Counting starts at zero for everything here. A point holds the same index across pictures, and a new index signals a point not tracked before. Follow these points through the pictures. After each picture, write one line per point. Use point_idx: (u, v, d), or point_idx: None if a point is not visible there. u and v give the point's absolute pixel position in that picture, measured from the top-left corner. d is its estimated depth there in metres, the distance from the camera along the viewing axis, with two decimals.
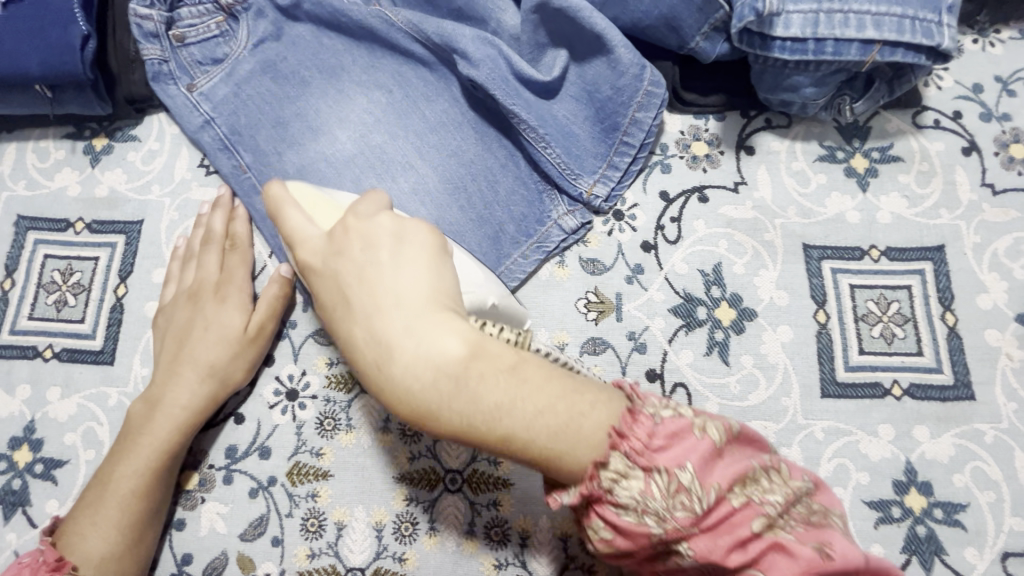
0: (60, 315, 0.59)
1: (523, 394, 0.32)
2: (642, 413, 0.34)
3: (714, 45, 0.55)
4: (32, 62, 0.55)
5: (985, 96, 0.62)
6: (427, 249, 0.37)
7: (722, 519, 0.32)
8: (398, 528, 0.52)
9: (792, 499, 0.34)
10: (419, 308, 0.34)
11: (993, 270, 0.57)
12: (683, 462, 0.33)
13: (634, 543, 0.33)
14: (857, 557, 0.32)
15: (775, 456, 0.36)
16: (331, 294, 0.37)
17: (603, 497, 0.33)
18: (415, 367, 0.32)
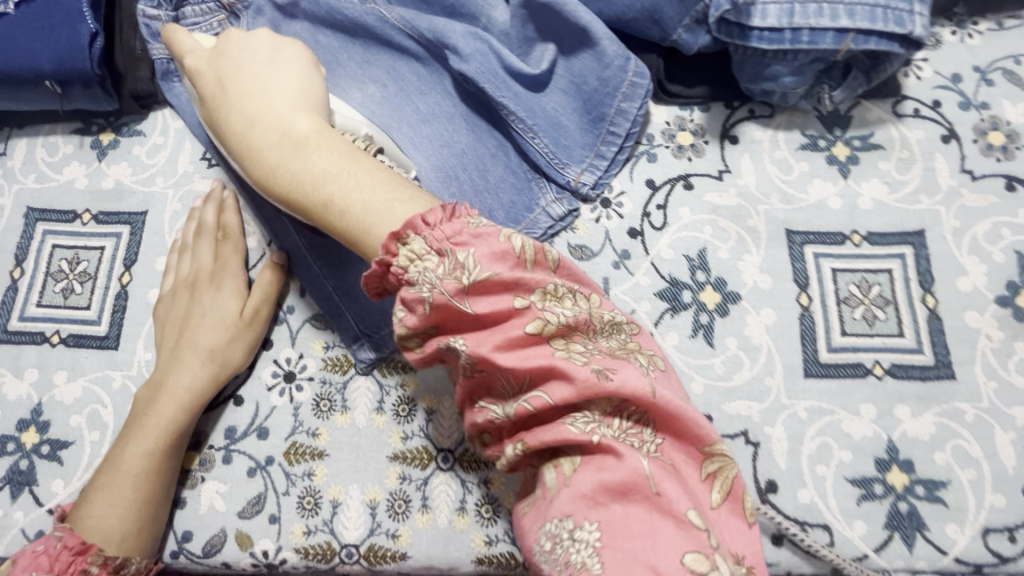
0: (67, 302, 0.61)
1: (343, 170, 0.42)
2: (455, 215, 0.38)
3: (696, 36, 0.57)
4: (43, 58, 0.58)
5: (964, 86, 0.63)
6: (296, 57, 0.51)
7: (503, 315, 0.36)
8: (391, 505, 0.54)
9: (585, 323, 0.37)
10: (284, 100, 0.48)
11: (972, 254, 0.58)
12: (473, 253, 0.36)
13: (429, 327, 0.37)
14: (642, 389, 0.35)
15: (586, 288, 0.39)
16: (211, 86, 0.51)
17: (400, 276, 0.38)
18: (263, 130, 0.46)
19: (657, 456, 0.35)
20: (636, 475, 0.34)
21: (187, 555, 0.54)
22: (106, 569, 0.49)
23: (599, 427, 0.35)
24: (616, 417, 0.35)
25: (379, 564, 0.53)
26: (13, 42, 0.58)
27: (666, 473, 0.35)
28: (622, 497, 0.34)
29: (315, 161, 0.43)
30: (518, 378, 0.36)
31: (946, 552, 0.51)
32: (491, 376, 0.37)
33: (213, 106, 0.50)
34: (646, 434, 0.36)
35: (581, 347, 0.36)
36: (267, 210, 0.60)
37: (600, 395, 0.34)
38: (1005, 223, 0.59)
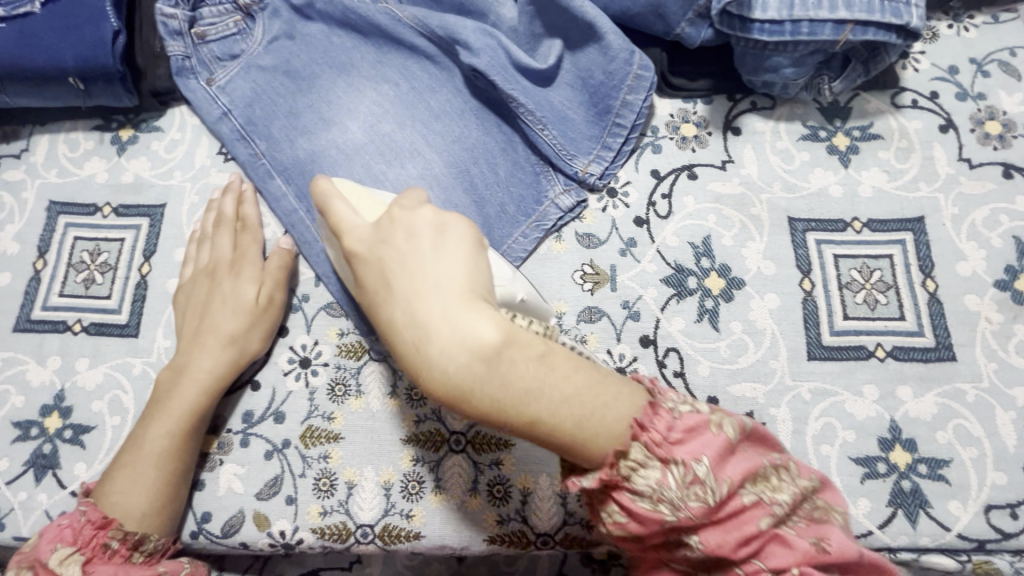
0: (88, 291, 0.63)
1: (554, 384, 0.33)
2: (666, 411, 0.36)
3: (698, 30, 0.59)
4: (66, 56, 0.60)
5: (961, 77, 0.65)
6: (466, 241, 0.36)
7: (734, 514, 0.35)
8: (405, 487, 0.55)
9: (797, 498, 0.36)
10: (455, 298, 0.33)
11: (971, 239, 0.59)
12: (699, 457, 0.35)
13: (649, 529, 0.36)
14: (850, 551, 0.35)
15: (786, 456, 0.39)
16: (373, 280, 0.37)
17: (620, 482, 0.35)
18: (450, 351, 0.32)
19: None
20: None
21: (206, 535, 0.55)
22: (125, 545, 0.51)
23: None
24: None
25: (394, 543, 0.54)
26: (37, 40, 0.60)
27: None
28: None
29: (521, 384, 0.33)
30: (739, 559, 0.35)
31: (949, 529, 0.52)
32: (710, 561, 0.36)
33: (378, 302, 0.36)
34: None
35: (790, 520, 0.36)
36: (284, 203, 0.62)
37: (822, 566, 0.35)
38: (1002, 209, 0.60)
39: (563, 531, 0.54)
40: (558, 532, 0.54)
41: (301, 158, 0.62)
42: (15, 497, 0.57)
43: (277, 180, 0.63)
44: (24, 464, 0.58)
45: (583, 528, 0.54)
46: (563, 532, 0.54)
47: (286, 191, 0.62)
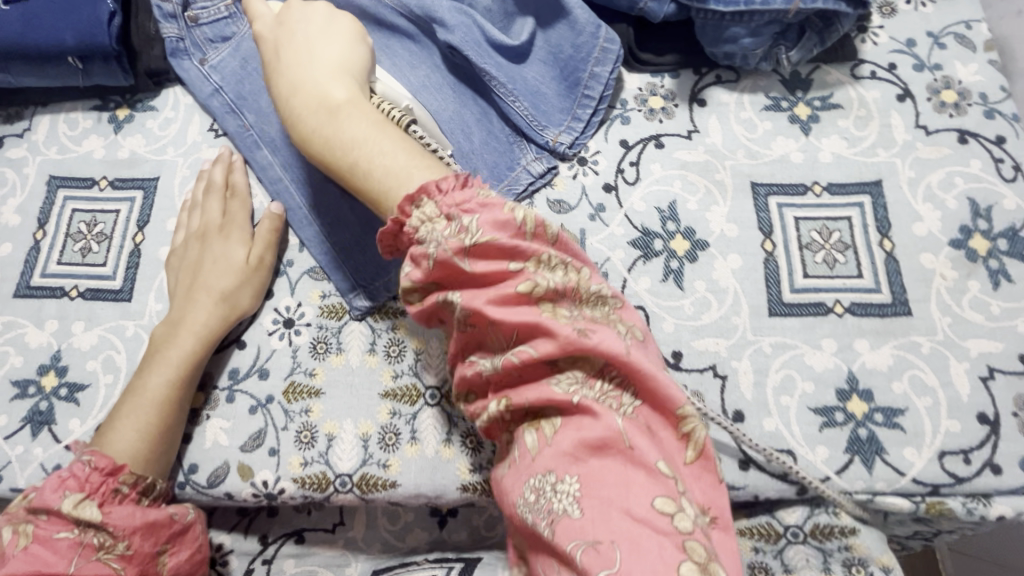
0: (85, 259, 0.66)
1: (368, 139, 0.47)
2: (468, 185, 0.43)
3: (661, 4, 0.62)
4: (66, 36, 0.64)
5: (918, 49, 0.67)
6: (344, 36, 0.54)
7: (501, 277, 0.40)
8: (383, 438, 0.57)
9: (573, 289, 0.41)
10: (324, 68, 0.51)
11: (928, 201, 0.62)
12: (475, 217, 0.41)
13: (430, 283, 0.42)
14: (617, 348, 0.39)
15: (581, 263, 0.43)
16: (269, 52, 0.54)
17: (412, 236, 0.43)
18: (305, 99, 0.49)
19: (632, 416, 0.39)
20: (609, 429, 0.38)
21: (193, 485, 0.58)
22: (135, 490, 0.53)
23: (578, 383, 0.39)
24: (599, 380, 0.40)
25: (371, 492, 0.56)
26: (40, 21, 0.64)
27: (640, 431, 0.39)
28: (599, 451, 0.38)
29: (352, 130, 0.47)
30: (506, 333, 0.40)
31: (904, 474, 0.54)
32: (479, 325, 0.41)
33: (268, 68, 0.53)
34: (624, 397, 0.39)
35: (567, 312, 0.40)
36: (270, 171, 0.66)
37: (587, 351, 0.38)
38: (958, 173, 0.62)
39: None
40: None
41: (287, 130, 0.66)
42: (13, 451, 0.60)
43: (264, 151, 0.66)
44: (22, 420, 0.60)
45: None
46: None
47: (273, 162, 0.66)
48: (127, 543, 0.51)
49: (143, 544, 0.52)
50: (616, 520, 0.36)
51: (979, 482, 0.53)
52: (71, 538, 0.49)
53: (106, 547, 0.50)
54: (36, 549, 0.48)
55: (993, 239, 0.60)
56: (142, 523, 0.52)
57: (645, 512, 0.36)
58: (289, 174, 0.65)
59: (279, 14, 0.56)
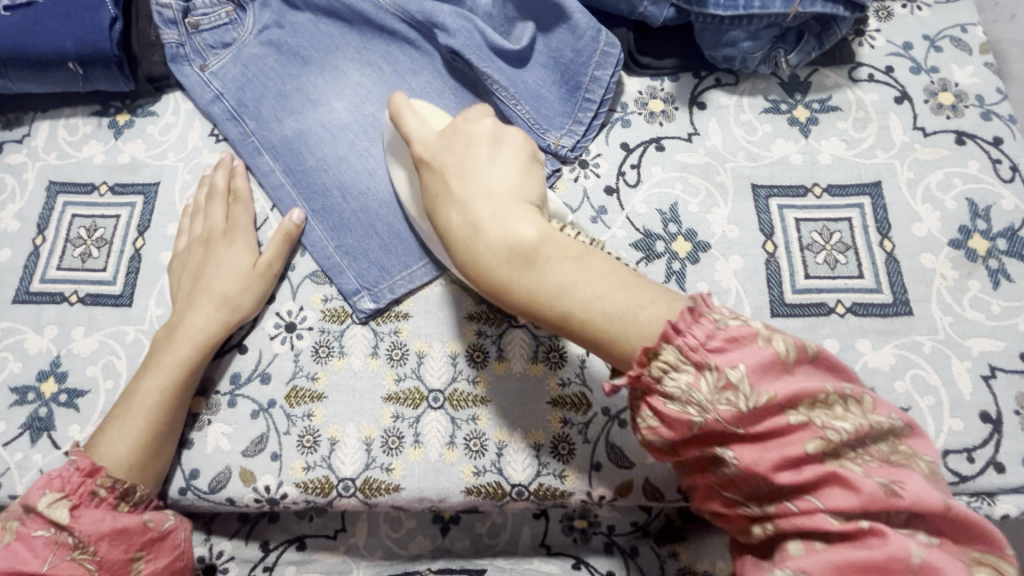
0: (85, 265, 0.65)
1: (580, 279, 0.39)
2: (706, 317, 0.37)
3: (660, 9, 0.62)
4: (67, 42, 0.64)
5: (915, 52, 0.68)
6: (517, 154, 0.45)
7: (774, 430, 0.35)
8: (386, 442, 0.57)
9: (867, 432, 0.35)
10: (504, 200, 0.42)
11: (926, 201, 0.62)
12: (738, 363, 0.35)
13: (680, 438, 0.38)
14: (930, 498, 0.33)
15: (859, 389, 0.37)
16: (434, 180, 0.46)
17: (650, 383, 0.37)
18: (494, 244, 0.40)
19: (937, 553, 0.33)
20: (894, 553, 0.33)
21: (194, 491, 0.57)
22: (113, 494, 0.53)
23: (864, 522, 0.34)
24: (896, 525, 0.34)
25: (375, 496, 0.56)
26: (40, 27, 0.64)
27: (952, 568, 0.33)
28: (873, 574, 0.33)
29: (557, 277, 0.39)
30: (782, 486, 0.36)
31: None
32: (750, 479, 0.37)
33: (435, 199, 0.45)
34: (920, 534, 0.34)
35: (854, 454, 0.35)
36: (273, 177, 0.66)
37: (892, 509, 0.33)
38: (956, 173, 0.63)
39: (536, 483, 0.56)
40: (531, 484, 0.56)
41: (289, 137, 0.66)
42: (12, 457, 0.59)
43: (265, 156, 0.66)
44: (20, 427, 0.60)
45: (556, 479, 0.56)
46: (536, 483, 0.56)
47: (274, 168, 0.66)
48: (96, 548, 0.50)
49: (113, 551, 0.51)
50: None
51: (983, 480, 0.54)
52: (47, 537, 0.50)
53: (80, 547, 0.50)
54: (17, 545, 0.49)
55: (992, 239, 0.60)
56: (111, 529, 0.51)
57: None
58: (290, 180, 0.65)
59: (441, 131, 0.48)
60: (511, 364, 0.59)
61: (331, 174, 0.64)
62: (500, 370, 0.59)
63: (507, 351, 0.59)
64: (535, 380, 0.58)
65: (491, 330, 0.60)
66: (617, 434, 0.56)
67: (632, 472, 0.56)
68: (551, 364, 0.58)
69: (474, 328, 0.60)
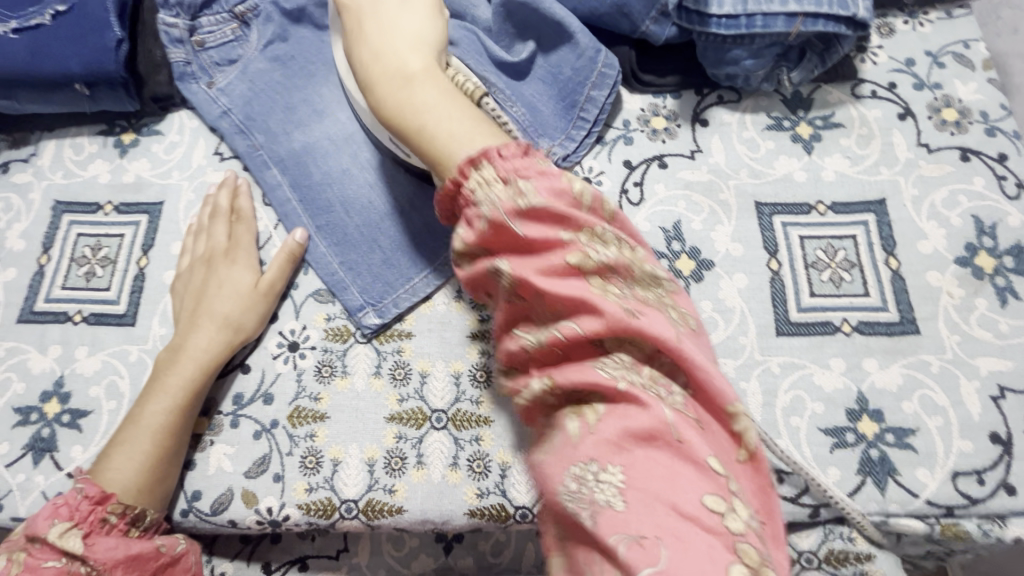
0: (89, 284, 0.66)
1: (442, 109, 0.42)
2: (529, 155, 0.38)
3: (662, 28, 0.62)
4: (73, 63, 0.64)
5: (917, 68, 0.68)
6: (427, 10, 0.49)
7: (550, 246, 0.36)
8: (389, 463, 0.57)
9: (627, 268, 0.37)
10: (405, 39, 0.46)
11: (932, 219, 0.62)
12: (535, 188, 0.37)
13: (479, 246, 0.38)
14: (671, 336, 0.35)
15: (635, 243, 0.39)
16: (350, 22, 0.49)
17: (467, 197, 0.38)
18: (384, 67, 0.45)
19: (685, 407, 0.35)
20: (655, 421, 0.34)
21: (196, 513, 0.57)
22: (123, 520, 0.53)
23: (627, 371, 0.35)
24: (648, 368, 0.36)
25: (378, 518, 0.56)
26: (46, 49, 0.64)
27: (690, 425, 0.34)
28: (646, 442, 0.34)
29: (421, 99, 0.43)
30: (551, 306, 0.36)
31: (917, 496, 0.53)
32: (526, 296, 0.37)
33: (349, 38, 0.48)
34: (675, 388, 0.36)
35: (619, 290, 0.36)
36: (279, 193, 0.66)
37: (632, 335, 0.35)
38: (961, 191, 0.63)
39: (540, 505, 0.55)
40: (535, 506, 0.55)
41: (297, 150, 0.66)
42: (14, 479, 0.59)
43: (274, 170, 0.67)
44: (23, 448, 0.60)
45: None
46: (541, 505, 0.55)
47: (282, 182, 0.66)
48: None
49: None
50: (660, 514, 0.32)
51: (994, 503, 0.53)
52: (58, 567, 0.50)
53: None
54: None
55: (998, 257, 0.60)
56: (125, 556, 0.52)
57: (696, 511, 0.32)
58: (296, 196, 0.65)
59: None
60: None
61: (335, 188, 0.65)
62: (503, 390, 0.58)
63: None
64: None
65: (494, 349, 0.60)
66: None
67: None
68: None
69: (477, 347, 0.60)
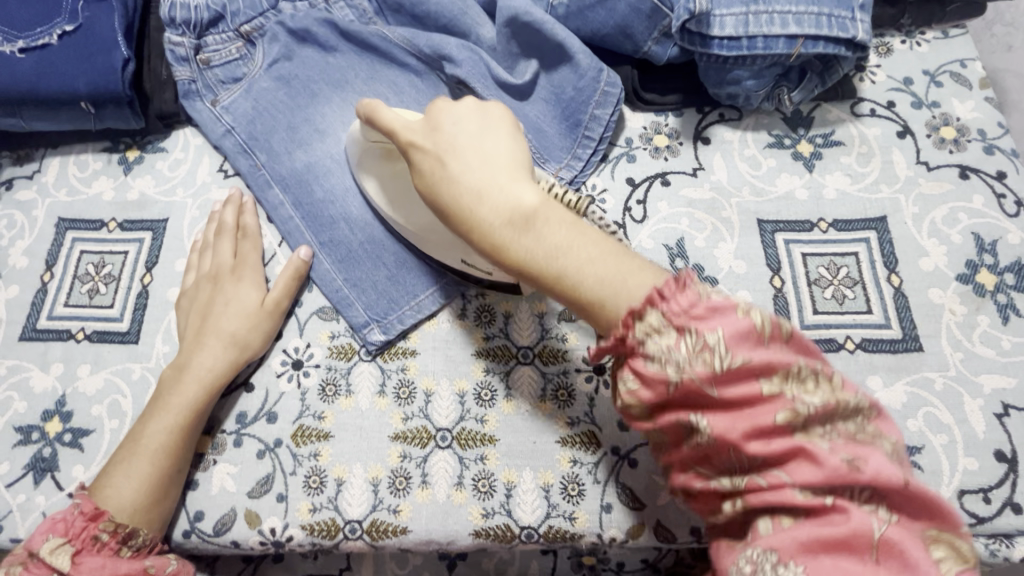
0: (92, 301, 0.65)
1: (576, 247, 0.40)
2: (690, 285, 0.37)
3: (664, 48, 0.63)
4: (79, 83, 0.64)
5: (915, 87, 0.69)
6: (505, 124, 0.46)
7: (746, 400, 0.35)
8: (393, 482, 0.56)
9: (835, 408, 0.35)
10: (502, 166, 0.43)
11: (933, 236, 0.62)
12: (717, 330, 0.35)
13: (658, 401, 0.38)
14: (892, 476, 0.34)
15: (829, 367, 0.37)
16: (429, 163, 0.46)
17: (633, 347, 0.38)
18: (498, 209, 0.42)
19: (897, 527, 0.34)
20: (859, 529, 0.33)
21: (198, 533, 0.57)
22: (115, 538, 0.52)
23: (825, 495, 0.34)
24: (847, 495, 0.34)
25: (382, 539, 0.55)
26: (53, 69, 0.64)
27: (903, 534, 0.34)
28: (833, 549, 0.34)
29: (554, 241, 0.40)
30: (751, 458, 0.36)
31: None
32: (719, 448, 0.37)
33: (432, 183, 0.45)
34: (881, 512, 0.34)
35: (822, 431, 0.35)
36: (282, 211, 0.66)
37: (846, 484, 0.34)
38: (961, 208, 0.63)
39: (546, 524, 0.55)
40: (541, 526, 0.55)
41: (299, 169, 0.67)
42: (14, 500, 0.58)
43: (276, 190, 0.67)
44: (24, 467, 0.59)
45: (567, 521, 0.55)
46: (546, 525, 0.55)
47: (284, 201, 0.66)
48: None
49: None
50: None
51: (1000, 521, 0.53)
52: None
53: None
54: None
55: (999, 274, 0.60)
56: None
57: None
58: (299, 215, 0.66)
59: (426, 116, 0.48)
60: (519, 403, 0.58)
61: (338, 206, 0.65)
62: (508, 410, 0.58)
63: (515, 389, 0.59)
64: (544, 419, 0.58)
65: (499, 367, 0.60)
66: (627, 474, 0.56)
67: (643, 513, 0.55)
68: (560, 403, 0.58)
69: (482, 365, 0.60)
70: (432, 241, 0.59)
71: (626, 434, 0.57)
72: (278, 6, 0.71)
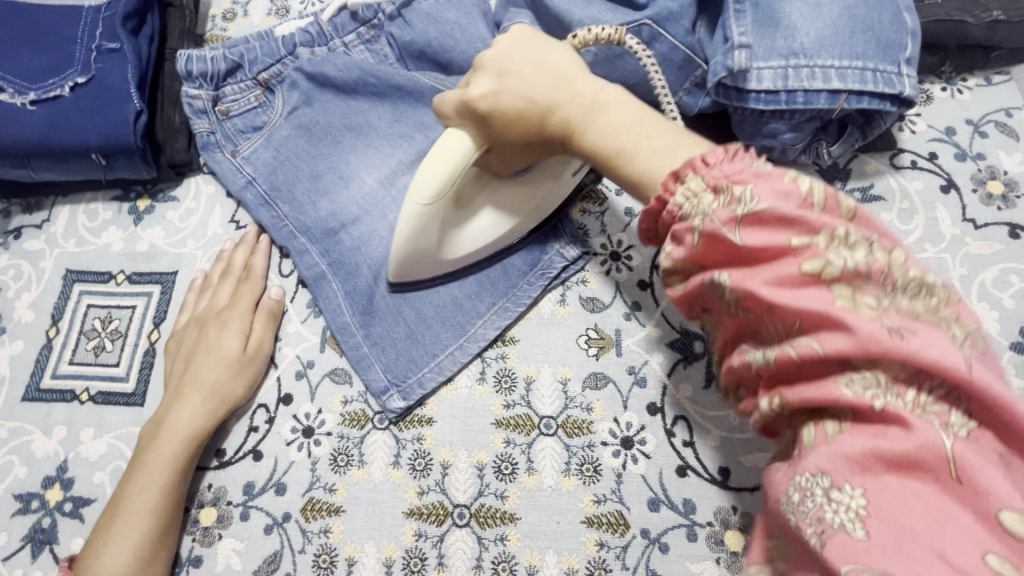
0: (98, 359, 0.63)
1: (635, 127, 0.42)
2: (743, 156, 0.35)
3: (696, 98, 0.61)
4: (91, 134, 0.63)
5: (958, 138, 0.65)
6: (562, 48, 0.47)
7: (774, 255, 0.32)
8: (407, 563, 0.53)
9: (884, 272, 0.30)
10: (560, 76, 0.46)
11: (983, 300, 0.58)
12: (749, 185, 0.33)
13: (693, 260, 0.37)
14: (953, 356, 0.28)
15: (892, 241, 0.32)
16: (502, 111, 0.46)
17: (674, 213, 0.38)
18: (563, 98, 0.45)
19: (976, 445, 0.28)
20: (917, 442, 0.28)
21: None
22: None
23: (880, 389, 0.29)
24: (911, 387, 0.29)
25: None
26: (64, 121, 0.63)
27: (987, 463, 0.27)
28: (899, 467, 0.28)
29: (618, 128, 0.43)
30: (785, 320, 0.32)
31: None
32: (750, 309, 0.34)
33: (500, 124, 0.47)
34: (953, 416, 0.28)
35: (871, 300, 0.30)
36: (306, 258, 0.63)
37: (891, 358, 0.28)
38: (1013, 270, 0.59)
39: None
40: None
41: (323, 219, 0.64)
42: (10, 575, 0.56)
43: (300, 240, 0.64)
44: (22, 539, 0.57)
45: None
46: None
47: (309, 250, 0.64)
48: None
49: None
50: (924, 560, 0.26)
51: None
52: None
53: None
54: None
55: None
56: None
57: (975, 567, 0.25)
58: (326, 264, 0.63)
59: (495, 55, 0.48)
60: (542, 477, 0.55)
61: (366, 253, 0.63)
62: (530, 485, 0.55)
63: (537, 462, 0.55)
64: (568, 496, 0.54)
65: (520, 438, 0.56)
66: (657, 560, 0.52)
67: None
68: (585, 478, 0.55)
69: (502, 436, 0.57)
70: (535, 215, 0.59)
71: (655, 515, 0.53)
72: (296, 52, 0.69)
